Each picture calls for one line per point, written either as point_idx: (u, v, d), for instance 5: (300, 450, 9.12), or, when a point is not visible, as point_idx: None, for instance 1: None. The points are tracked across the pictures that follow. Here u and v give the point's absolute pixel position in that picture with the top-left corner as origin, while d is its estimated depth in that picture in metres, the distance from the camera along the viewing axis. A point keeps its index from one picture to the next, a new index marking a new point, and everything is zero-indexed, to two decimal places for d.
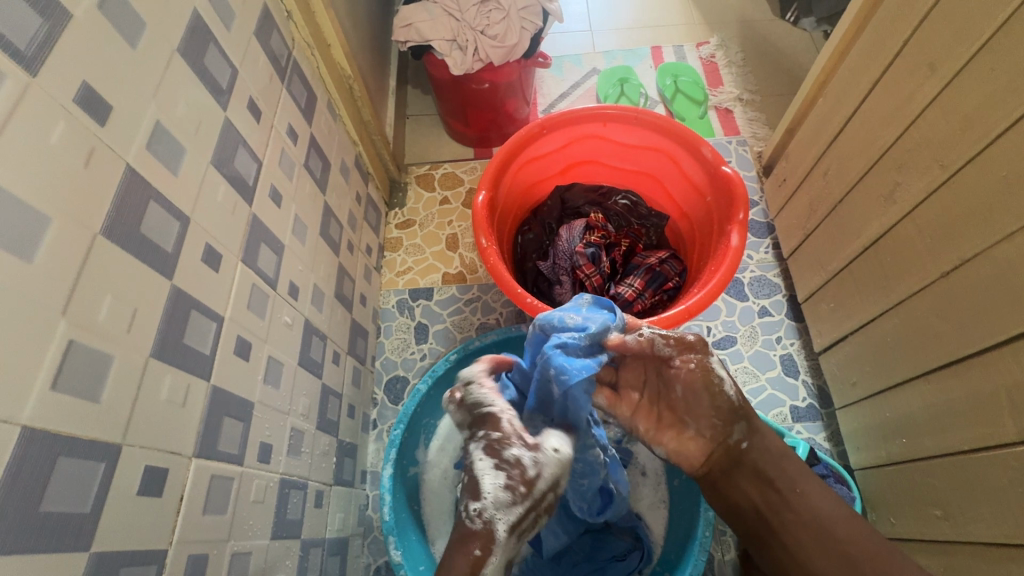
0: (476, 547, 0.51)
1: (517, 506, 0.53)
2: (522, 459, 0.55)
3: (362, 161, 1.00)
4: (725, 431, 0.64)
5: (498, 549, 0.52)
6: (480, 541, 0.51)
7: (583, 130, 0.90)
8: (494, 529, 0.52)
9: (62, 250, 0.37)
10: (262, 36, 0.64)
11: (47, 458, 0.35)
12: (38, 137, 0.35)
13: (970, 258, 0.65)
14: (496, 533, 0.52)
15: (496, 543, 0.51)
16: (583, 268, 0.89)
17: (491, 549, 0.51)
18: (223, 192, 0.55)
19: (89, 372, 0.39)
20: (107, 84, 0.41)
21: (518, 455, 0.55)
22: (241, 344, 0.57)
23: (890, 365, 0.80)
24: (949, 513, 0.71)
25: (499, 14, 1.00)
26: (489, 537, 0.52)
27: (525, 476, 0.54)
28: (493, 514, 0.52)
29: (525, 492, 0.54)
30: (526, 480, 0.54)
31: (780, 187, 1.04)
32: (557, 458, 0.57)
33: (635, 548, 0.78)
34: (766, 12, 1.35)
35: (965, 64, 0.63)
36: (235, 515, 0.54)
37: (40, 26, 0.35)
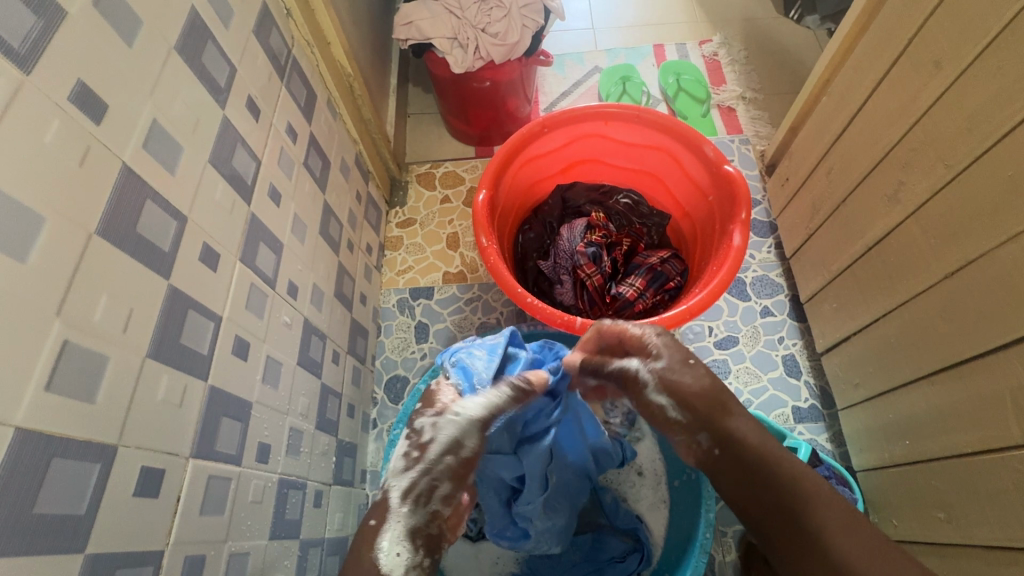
0: (372, 517, 0.58)
1: (408, 472, 0.61)
2: (423, 427, 0.64)
3: (362, 160, 1.00)
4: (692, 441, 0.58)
5: (393, 514, 0.58)
6: (376, 512, 0.58)
7: (585, 129, 0.90)
8: (388, 494, 0.60)
9: (56, 249, 0.36)
10: (261, 34, 0.64)
11: (42, 459, 0.35)
12: (32, 137, 0.35)
13: (976, 258, 0.64)
14: (390, 501, 0.59)
15: (389, 509, 0.59)
16: (584, 267, 0.88)
17: (385, 517, 0.58)
18: (221, 191, 0.55)
19: (85, 372, 0.38)
20: (102, 83, 0.40)
21: (422, 423, 0.64)
22: (239, 344, 0.57)
23: (893, 365, 0.79)
24: (953, 516, 0.71)
25: (499, 12, 0.99)
26: (384, 506, 0.59)
27: (421, 440, 0.63)
28: (388, 481, 0.61)
29: (418, 457, 0.62)
30: (421, 445, 0.63)
31: (783, 186, 1.03)
32: (456, 420, 0.64)
33: (634, 550, 0.78)
34: (770, 10, 1.34)
35: (971, 61, 0.62)
36: (232, 516, 0.54)
37: (34, 24, 0.35)
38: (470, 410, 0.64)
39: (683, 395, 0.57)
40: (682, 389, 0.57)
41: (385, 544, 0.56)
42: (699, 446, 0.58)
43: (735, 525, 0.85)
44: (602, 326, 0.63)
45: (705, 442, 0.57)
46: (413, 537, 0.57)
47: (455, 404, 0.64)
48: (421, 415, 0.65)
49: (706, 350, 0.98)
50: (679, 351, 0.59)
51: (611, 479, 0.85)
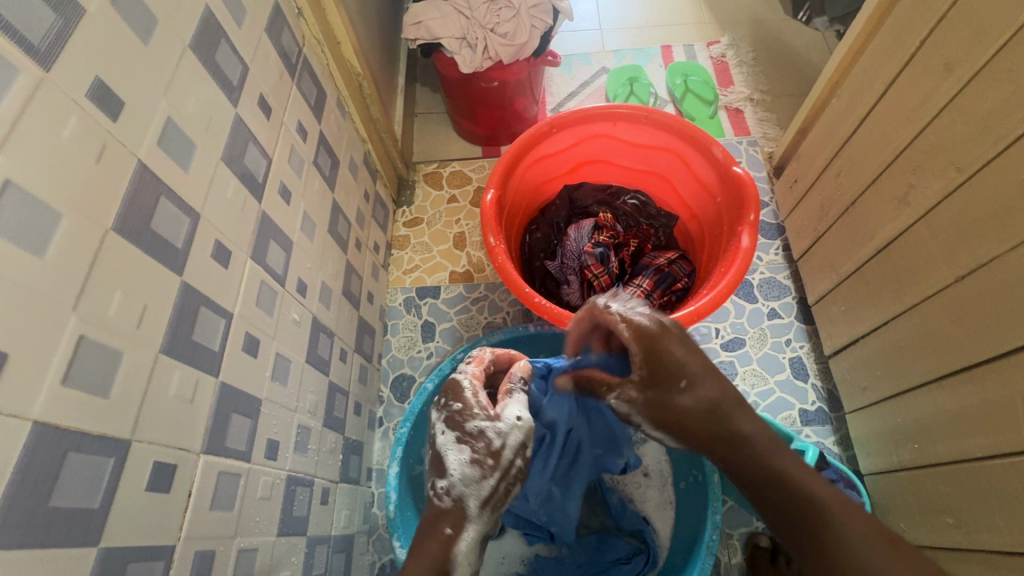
0: (445, 527, 0.56)
1: (485, 481, 0.58)
2: (484, 431, 0.59)
3: (370, 159, 1.00)
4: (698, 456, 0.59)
5: (471, 524, 0.57)
6: (450, 520, 0.56)
7: (593, 129, 0.90)
8: (465, 506, 0.57)
9: (73, 244, 0.37)
10: (273, 32, 0.64)
11: (58, 453, 0.35)
12: (49, 134, 0.35)
13: (987, 262, 0.64)
14: (467, 509, 0.57)
15: (467, 519, 0.57)
16: (591, 268, 0.88)
17: (461, 527, 0.56)
18: (233, 188, 0.55)
19: (100, 367, 0.39)
20: (118, 80, 0.41)
21: (481, 427, 0.59)
22: (249, 341, 0.57)
23: (902, 369, 0.79)
24: (962, 521, 0.70)
25: (508, 12, 0.99)
26: (459, 514, 0.57)
27: (490, 448, 0.58)
28: (462, 491, 0.57)
29: (492, 465, 0.58)
30: (493, 452, 0.59)
31: (791, 187, 1.03)
32: (523, 426, 0.60)
33: (640, 551, 0.78)
34: (778, 11, 1.33)
35: (985, 63, 0.62)
36: (242, 511, 0.54)
37: (53, 22, 0.35)
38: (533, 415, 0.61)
39: (680, 414, 0.56)
40: (675, 404, 0.56)
41: (462, 553, 0.56)
42: (705, 461, 0.58)
43: (741, 528, 0.85)
44: (592, 306, 0.63)
45: (715, 460, 0.57)
46: (481, 545, 0.58)
47: (513, 410, 0.60)
48: (477, 416, 0.60)
49: (713, 351, 0.98)
50: (676, 366, 0.55)
51: (615, 480, 0.84)
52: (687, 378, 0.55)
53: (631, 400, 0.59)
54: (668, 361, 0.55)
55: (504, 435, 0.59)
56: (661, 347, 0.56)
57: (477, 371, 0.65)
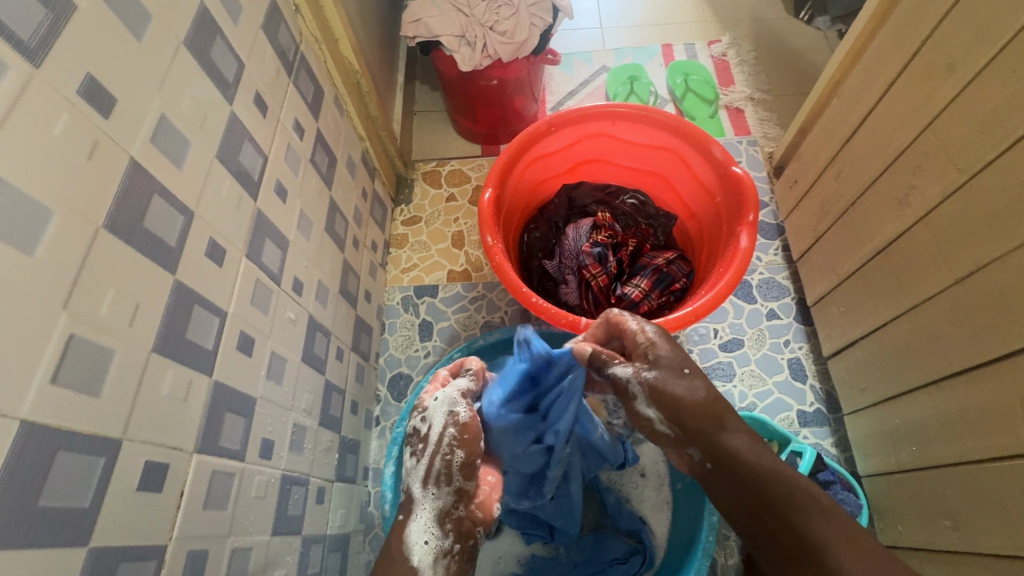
0: (399, 513, 0.60)
1: (421, 465, 0.62)
2: (416, 425, 0.65)
3: (368, 157, 1.00)
4: (683, 454, 0.58)
5: (419, 507, 0.60)
6: (403, 508, 0.61)
7: (593, 128, 0.89)
8: (410, 491, 0.62)
9: (63, 243, 0.36)
10: (270, 29, 0.64)
11: (47, 452, 0.35)
12: (40, 130, 0.35)
13: (987, 264, 0.64)
14: (413, 493, 0.61)
15: (415, 502, 0.61)
16: (589, 268, 0.88)
17: (412, 510, 0.60)
18: (228, 186, 0.55)
19: (91, 366, 0.38)
20: (110, 77, 0.40)
21: (415, 423, 0.65)
22: (244, 340, 0.57)
23: (901, 371, 0.78)
24: (960, 523, 0.70)
25: (508, 10, 0.99)
26: (409, 500, 0.61)
27: (420, 434, 0.64)
28: (409, 479, 0.62)
29: (423, 447, 0.63)
30: (423, 437, 0.63)
31: (791, 188, 1.03)
32: (443, 403, 0.63)
33: (636, 552, 0.78)
34: (780, 10, 1.33)
35: (986, 63, 0.61)
36: (236, 510, 0.54)
37: (44, 17, 0.35)
38: (449, 391, 0.65)
39: (677, 404, 0.56)
40: (673, 391, 0.57)
41: (413, 534, 0.59)
42: (691, 460, 0.57)
43: None
44: (609, 315, 0.66)
45: (697, 456, 0.56)
46: (443, 522, 0.59)
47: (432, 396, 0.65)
48: (413, 416, 0.66)
49: (711, 352, 0.98)
50: (679, 356, 0.59)
51: (612, 480, 0.84)
52: (689, 368, 0.58)
53: (639, 377, 0.58)
54: (667, 354, 0.59)
55: (428, 420, 0.63)
56: (668, 344, 0.60)
57: (441, 379, 0.70)
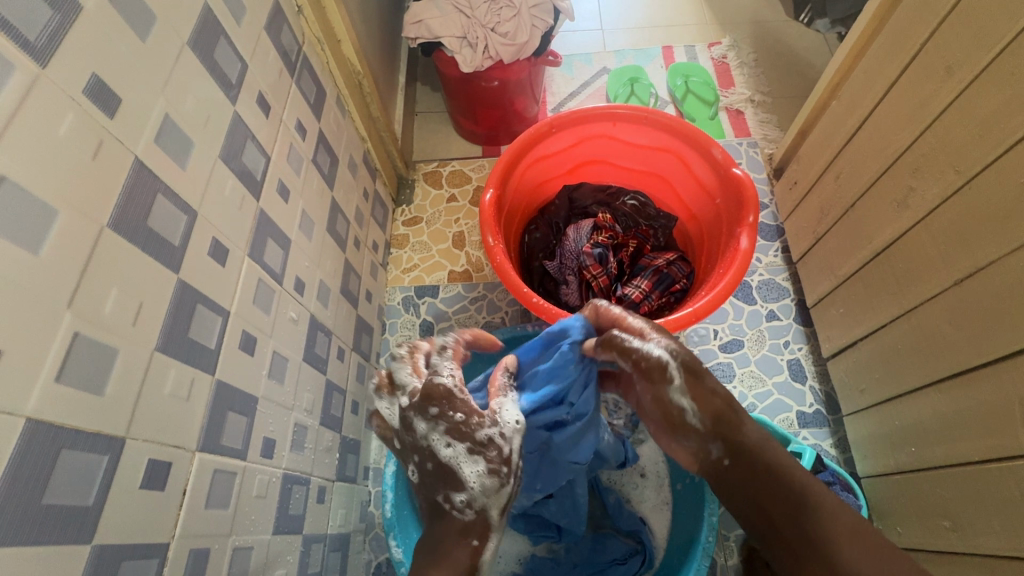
0: (474, 536, 0.55)
1: (503, 489, 0.56)
2: (493, 438, 0.57)
3: (370, 157, 1.00)
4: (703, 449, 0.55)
5: (494, 532, 0.56)
6: (476, 531, 0.55)
7: (593, 130, 0.90)
8: (488, 515, 0.55)
9: (68, 242, 0.37)
10: (272, 30, 0.64)
11: (51, 450, 0.35)
12: (46, 131, 0.35)
13: (985, 266, 0.64)
14: (490, 518, 0.55)
15: (492, 528, 0.55)
16: (590, 268, 0.89)
17: (487, 535, 0.55)
18: (231, 186, 0.55)
19: (95, 364, 0.39)
20: (115, 77, 0.40)
21: (489, 435, 0.57)
22: (245, 339, 0.57)
23: (901, 372, 0.79)
24: (959, 524, 0.70)
25: (509, 12, 0.99)
26: (483, 524, 0.55)
27: (500, 454, 0.57)
28: (484, 502, 0.55)
29: (507, 471, 0.57)
30: (504, 459, 0.57)
31: (791, 189, 1.03)
32: None
33: (636, 553, 0.78)
34: (780, 12, 1.33)
35: (984, 67, 0.62)
36: (237, 509, 0.54)
37: (50, 17, 0.35)
38: None
39: (709, 393, 0.55)
40: (702, 381, 0.55)
41: (491, 562, 0.55)
42: (708, 456, 0.55)
43: (737, 530, 0.85)
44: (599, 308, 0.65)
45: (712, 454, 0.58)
46: (501, 550, 0.57)
47: (511, 411, 0.60)
48: (484, 425, 0.57)
49: (711, 353, 0.98)
50: (694, 347, 0.58)
51: (613, 480, 0.85)
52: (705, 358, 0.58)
53: (668, 367, 0.55)
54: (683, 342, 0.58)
55: (513, 441, 0.58)
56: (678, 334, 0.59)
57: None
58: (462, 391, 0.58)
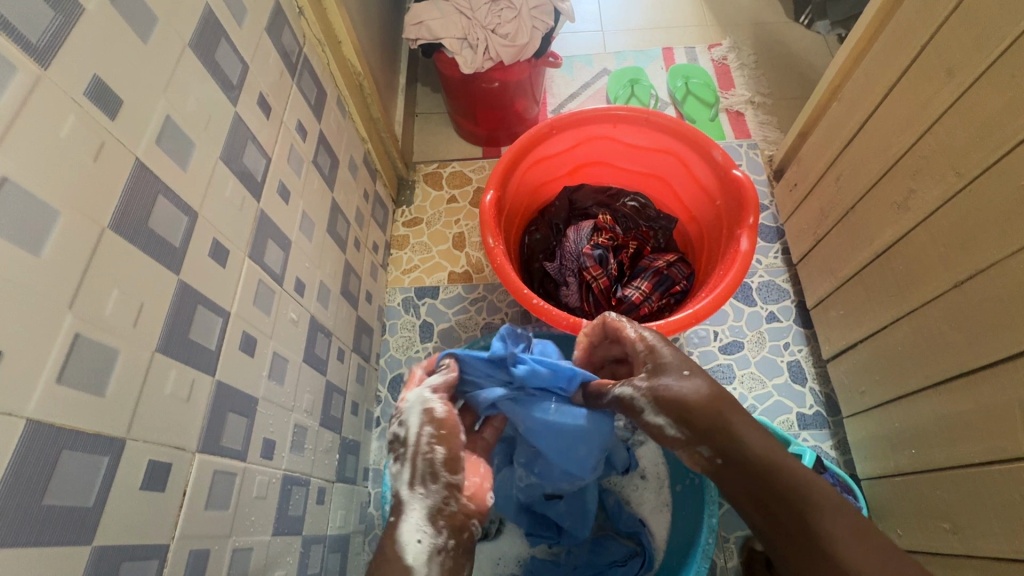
0: (392, 514, 0.58)
1: (403, 466, 0.59)
2: (394, 429, 0.61)
3: (370, 158, 1.00)
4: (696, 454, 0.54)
5: (409, 507, 0.58)
6: (393, 510, 0.58)
7: (594, 131, 0.90)
8: (398, 494, 0.58)
9: (70, 243, 0.37)
10: (273, 31, 0.64)
11: (51, 450, 0.35)
12: (48, 132, 0.35)
13: (986, 268, 0.64)
14: (401, 494, 0.58)
15: (404, 503, 0.58)
16: (590, 270, 0.88)
17: (402, 512, 0.57)
18: (232, 187, 0.55)
19: (96, 365, 0.39)
20: (116, 79, 0.40)
21: (392, 428, 0.61)
22: (246, 340, 0.57)
23: (901, 374, 0.79)
24: (959, 526, 0.70)
25: (510, 13, 0.99)
26: (398, 502, 0.59)
27: (399, 439, 0.60)
28: (395, 482, 0.59)
29: (402, 448, 0.59)
30: (404, 440, 0.60)
31: (791, 191, 1.03)
32: (415, 405, 0.61)
33: (635, 555, 0.79)
34: (780, 14, 1.33)
35: (985, 69, 0.62)
36: (237, 510, 0.54)
37: (52, 18, 0.35)
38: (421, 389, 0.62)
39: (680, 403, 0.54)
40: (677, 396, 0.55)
41: (407, 533, 0.56)
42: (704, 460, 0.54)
43: (738, 531, 0.85)
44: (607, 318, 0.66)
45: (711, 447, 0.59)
46: (434, 519, 0.57)
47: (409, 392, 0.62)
48: (389, 417, 0.62)
49: (711, 354, 0.98)
50: (677, 362, 0.57)
51: (612, 482, 0.85)
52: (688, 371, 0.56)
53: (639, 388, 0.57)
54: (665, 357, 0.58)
55: (405, 420, 0.60)
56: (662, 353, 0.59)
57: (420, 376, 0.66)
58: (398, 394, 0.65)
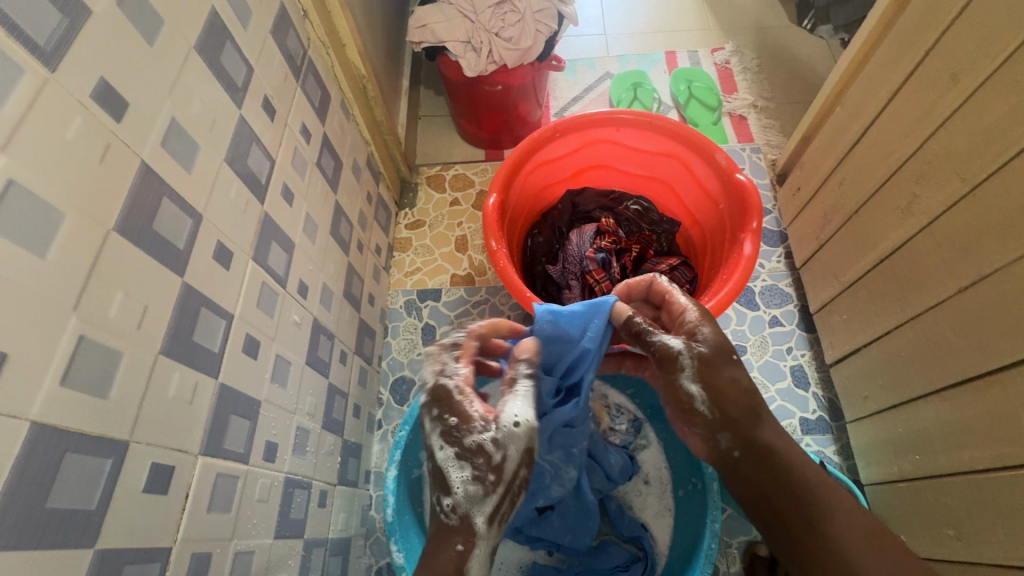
0: (457, 543, 0.52)
1: (490, 497, 0.53)
2: (484, 444, 0.54)
3: (373, 161, 1.00)
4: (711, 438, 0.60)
5: (481, 539, 0.53)
6: (462, 536, 0.53)
7: (597, 135, 0.90)
8: (472, 522, 0.53)
9: (75, 244, 0.37)
10: (278, 34, 0.64)
11: (56, 453, 0.35)
12: (54, 135, 0.35)
13: (990, 273, 0.64)
14: (475, 526, 0.53)
15: (477, 537, 0.53)
16: (593, 273, 0.88)
17: (473, 543, 0.53)
18: (236, 190, 0.55)
19: (99, 367, 0.39)
20: (123, 81, 0.41)
21: (480, 441, 0.54)
22: (249, 342, 0.57)
23: (904, 379, 0.78)
24: (963, 533, 0.70)
25: (513, 16, 1.00)
26: (467, 529, 0.53)
27: (492, 461, 0.53)
28: (467, 509, 0.53)
29: (495, 479, 0.53)
30: (494, 466, 0.53)
31: (794, 196, 1.03)
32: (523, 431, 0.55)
33: (637, 559, 0.79)
34: (783, 18, 1.34)
35: (989, 75, 0.62)
36: (239, 513, 0.54)
37: (59, 22, 0.35)
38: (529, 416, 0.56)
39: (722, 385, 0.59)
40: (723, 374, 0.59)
41: (473, 572, 0.52)
42: (717, 446, 0.60)
43: (740, 536, 0.85)
44: (654, 278, 0.67)
45: (726, 444, 0.59)
46: (490, 559, 0.54)
47: (510, 412, 0.55)
48: (474, 430, 0.54)
49: None
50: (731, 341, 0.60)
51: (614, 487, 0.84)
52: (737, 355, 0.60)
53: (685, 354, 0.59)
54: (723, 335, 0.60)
55: (503, 448, 0.54)
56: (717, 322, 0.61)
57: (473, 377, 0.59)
58: (463, 392, 0.57)
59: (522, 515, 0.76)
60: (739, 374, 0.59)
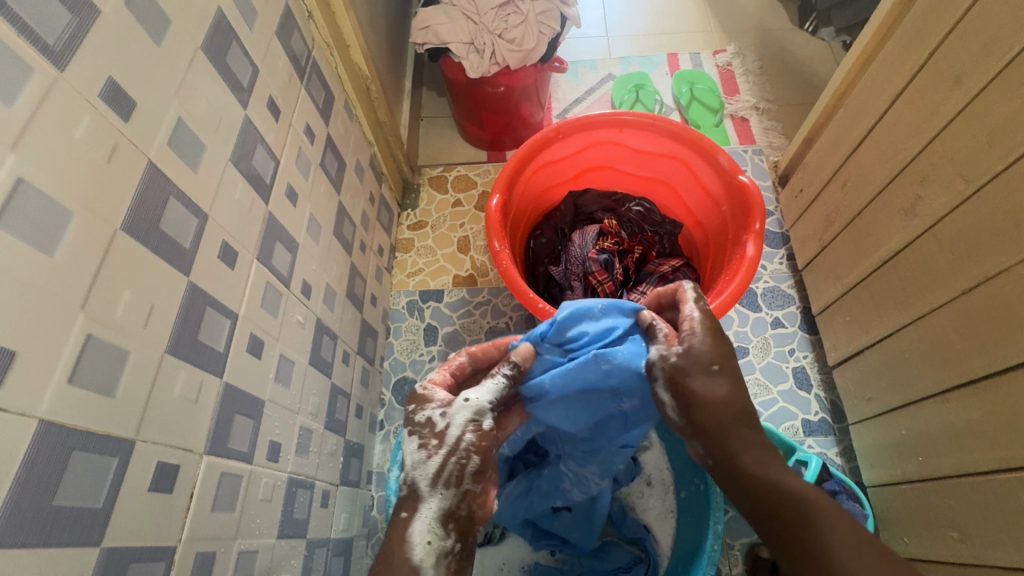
0: (402, 509, 0.53)
1: (432, 459, 0.55)
2: (432, 417, 0.57)
3: (376, 162, 1.00)
4: None
5: (426, 503, 0.54)
6: (407, 503, 0.54)
7: (599, 136, 0.90)
8: (416, 486, 0.55)
9: (82, 244, 0.37)
10: (283, 35, 0.64)
11: (63, 451, 0.35)
12: (63, 135, 0.35)
13: (993, 275, 0.64)
14: (420, 490, 0.54)
15: (422, 499, 0.54)
16: (595, 274, 0.88)
17: (416, 507, 0.53)
18: (240, 190, 0.55)
19: (106, 367, 0.39)
20: (131, 81, 0.41)
21: (429, 413, 0.57)
22: (254, 342, 0.57)
23: (907, 381, 0.78)
24: (966, 535, 0.70)
25: (517, 18, 1.00)
26: (413, 496, 0.54)
27: (434, 429, 0.56)
28: (412, 474, 0.55)
29: (437, 444, 0.55)
30: (438, 433, 0.56)
31: (797, 198, 1.03)
32: (472, 406, 0.57)
33: (640, 561, 0.79)
34: (785, 21, 1.34)
35: (992, 77, 0.62)
36: (243, 513, 0.54)
37: (68, 22, 0.35)
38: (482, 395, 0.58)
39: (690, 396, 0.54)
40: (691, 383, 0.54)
41: (418, 533, 0.52)
42: None
43: (742, 538, 0.85)
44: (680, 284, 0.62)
45: None
46: (446, 522, 0.53)
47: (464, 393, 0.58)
48: (427, 404, 0.58)
49: None
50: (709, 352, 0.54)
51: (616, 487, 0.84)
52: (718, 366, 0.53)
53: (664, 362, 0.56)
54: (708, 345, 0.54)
55: (449, 415, 0.57)
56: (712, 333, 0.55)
57: (442, 374, 0.62)
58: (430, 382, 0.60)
59: (531, 508, 0.77)
60: (717, 384, 0.53)
